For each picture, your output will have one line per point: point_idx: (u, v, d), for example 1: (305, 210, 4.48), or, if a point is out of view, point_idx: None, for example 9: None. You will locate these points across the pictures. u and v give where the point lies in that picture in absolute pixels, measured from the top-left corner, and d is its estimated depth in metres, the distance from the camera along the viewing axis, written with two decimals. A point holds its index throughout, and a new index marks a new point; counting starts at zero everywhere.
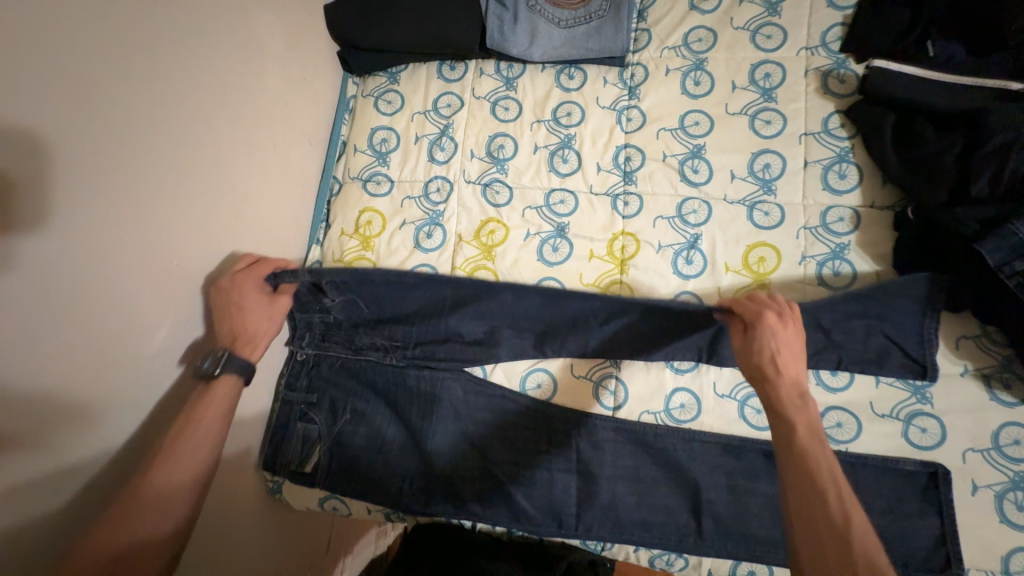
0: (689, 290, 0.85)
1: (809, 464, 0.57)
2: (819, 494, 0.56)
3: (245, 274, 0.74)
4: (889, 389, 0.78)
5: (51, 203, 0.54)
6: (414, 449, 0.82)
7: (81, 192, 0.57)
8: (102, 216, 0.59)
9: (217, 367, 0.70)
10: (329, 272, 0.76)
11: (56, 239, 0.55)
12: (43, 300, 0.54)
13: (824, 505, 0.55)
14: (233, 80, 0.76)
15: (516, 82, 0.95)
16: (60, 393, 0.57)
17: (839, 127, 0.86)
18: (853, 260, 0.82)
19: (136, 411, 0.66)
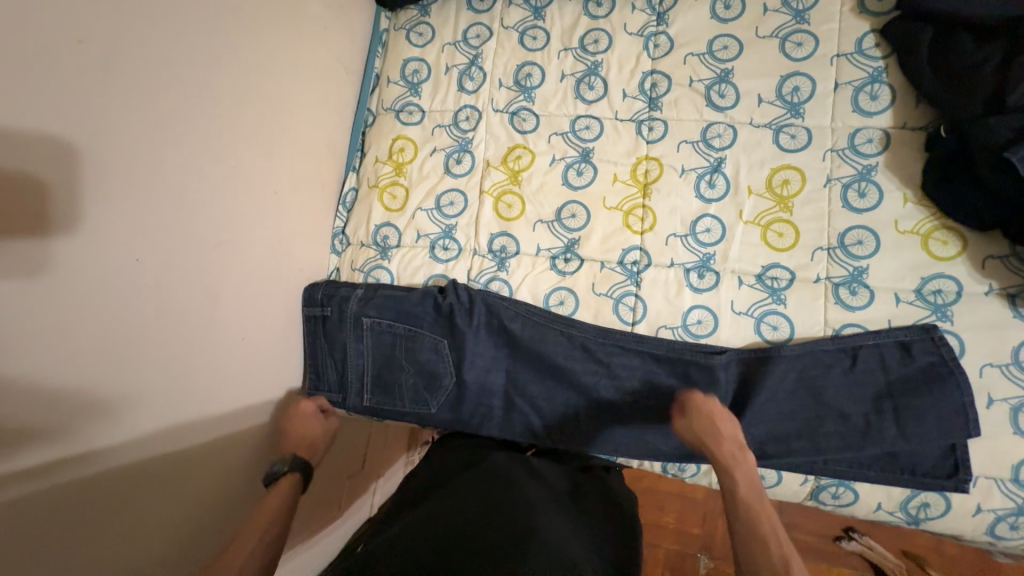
0: (711, 213, 0.87)
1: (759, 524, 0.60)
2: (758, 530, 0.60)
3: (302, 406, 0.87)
4: (911, 308, 0.79)
5: (128, 110, 0.61)
6: (449, 392, 0.87)
7: (151, 102, 0.63)
8: (163, 132, 0.65)
9: (285, 466, 0.75)
10: (375, 406, 0.90)
11: (134, 143, 0.62)
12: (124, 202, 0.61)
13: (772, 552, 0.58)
14: (273, 8, 0.81)
15: (544, 12, 0.96)
16: (118, 324, 0.61)
17: (873, 47, 0.84)
18: (879, 182, 0.82)
19: (195, 331, 0.71)
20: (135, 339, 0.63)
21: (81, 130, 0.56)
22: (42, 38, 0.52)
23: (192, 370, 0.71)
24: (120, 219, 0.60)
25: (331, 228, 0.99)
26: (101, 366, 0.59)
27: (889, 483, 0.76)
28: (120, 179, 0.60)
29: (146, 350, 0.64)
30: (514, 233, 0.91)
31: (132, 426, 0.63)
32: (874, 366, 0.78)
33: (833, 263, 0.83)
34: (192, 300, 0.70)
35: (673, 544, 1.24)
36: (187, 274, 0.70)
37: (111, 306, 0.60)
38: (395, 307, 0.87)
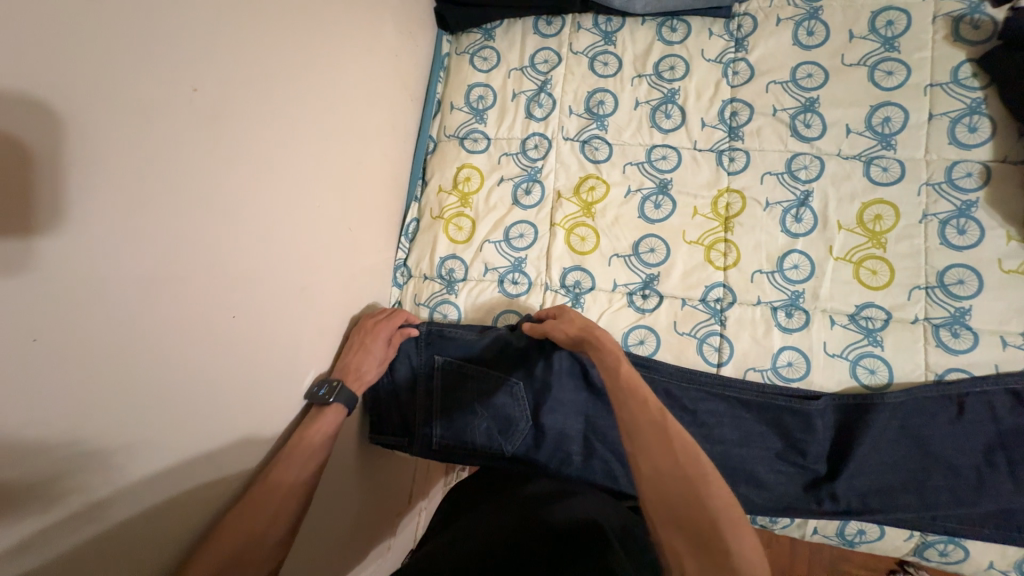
0: (799, 248, 0.83)
1: (638, 392, 0.64)
2: (638, 394, 0.63)
3: (383, 323, 0.83)
4: (1019, 352, 0.75)
5: (218, 156, 0.57)
6: (523, 433, 0.83)
7: (237, 146, 0.60)
8: (245, 173, 0.61)
9: (331, 395, 0.75)
10: (445, 446, 0.86)
11: (220, 190, 0.58)
12: (201, 253, 0.56)
13: (647, 411, 0.61)
14: (347, 39, 0.77)
15: (615, 36, 0.93)
16: (194, 383, 0.57)
17: (970, 77, 0.81)
18: (980, 218, 0.78)
19: (261, 381, 0.67)
20: (230, 394, 0.62)
21: (189, 184, 0.54)
22: (156, 90, 0.49)
23: (270, 417, 0.70)
24: (222, 273, 0.59)
25: (393, 259, 0.96)
26: (197, 424, 0.58)
27: (1003, 540, 0.72)
28: (222, 231, 0.59)
29: (236, 403, 0.64)
30: (588, 268, 0.87)
31: (216, 481, 0.62)
32: (984, 417, 0.74)
33: (932, 303, 0.78)
34: (276, 346, 0.69)
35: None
36: (256, 323, 0.65)
37: (190, 364, 0.56)
38: (471, 348, 0.85)
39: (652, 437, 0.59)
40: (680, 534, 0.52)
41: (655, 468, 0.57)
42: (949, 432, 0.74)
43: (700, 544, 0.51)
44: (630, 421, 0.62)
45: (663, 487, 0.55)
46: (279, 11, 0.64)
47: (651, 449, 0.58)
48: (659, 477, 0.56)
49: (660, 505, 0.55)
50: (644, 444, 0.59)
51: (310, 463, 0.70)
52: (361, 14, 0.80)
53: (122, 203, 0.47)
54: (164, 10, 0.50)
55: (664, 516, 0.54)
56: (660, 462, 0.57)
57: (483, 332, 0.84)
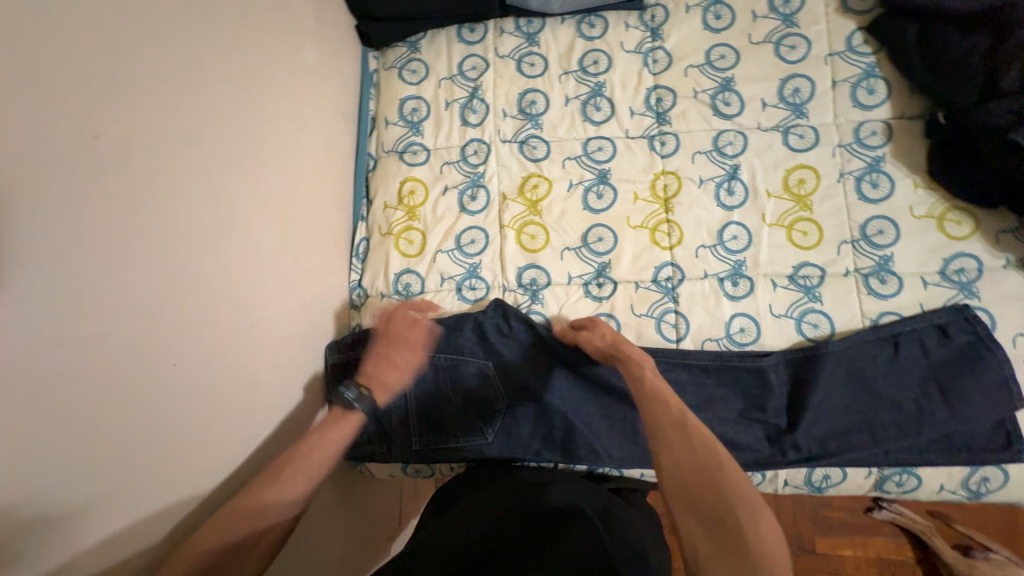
0: (734, 219, 0.87)
1: (661, 393, 0.65)
2: (661, 396, 0.64)
3: (405, 320, 0.81)
4: (938, 289, 0.82)
5: (135, 201, 0.54)
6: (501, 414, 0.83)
7: (155, 188, 0.57)
8: (167, 214, 0.58)
9: (355, 398, 0.72)
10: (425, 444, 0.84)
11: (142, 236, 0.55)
12: (128, 304, 0.53)
13: (668, 411, 0.62)
14: (265, 65, 0.75)
15: (538, 37, 0.95)
16: (135, 443, 0.54)
17: (862, 44, 0.88)
18: (889, 171, 0.85)
19: (215, 428, 0.64)
20: (188, 445, 0.60)
21: (113, 235, 0.52)
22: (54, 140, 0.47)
23: (235, 459, 0.67)
24: (163, 321, 0.57)
25: (347, 282, 0.94)
26: (155, 481, 0.56)
27: (950, 463, 0.78)
28: (156, 278, 0.57)
29: (196, 453, 0.62)
30: (542, 264, 0.88)
31: (175, 540, 0.59)
32: (917, 353, 0.80)
33: (859, 255, 0.84)
34: (233, 387, 0.67)
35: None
36: (202, 368, 0.62)
37: (129, 422, 0.53)
38: (441, 337, 0.85)
39: (673, 434, 0.60)
40: (695, 517, 0.55)
41: (674, 460, 0.58)
42: (890, 370, 0.80)
43: (715, 526, 0.54)
44: (650, 416, 0.63)
45: (680, 475, 0.57)
46: (186, 45, 0.62)
47: (673, 444, 0.59)
48: (676, 465, 0.58)
49: (675, 490, 0.57)
50: (666, 440, 0.60)
51: (294, 487, 0.64)
52: (279, 38, 0.78)
53: (25, 262, 0.44)
54: (52, 54, 0.47)
55: (680, 500, 0.56)
56: (677, 452, 0.59)
57: (456, 319, 0.85)
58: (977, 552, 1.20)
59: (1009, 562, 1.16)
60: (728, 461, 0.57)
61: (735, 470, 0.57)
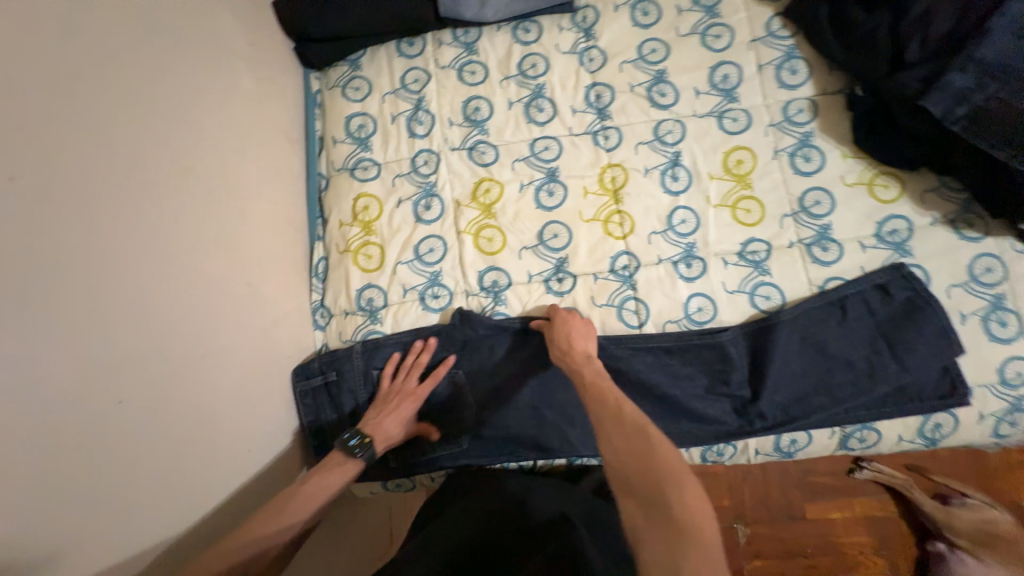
0: (681, 204, 0.90)
1: (599, 388, 0.66)
2: (599, 390, 0.66)
3: (414, 369, 0.85)
4: (875, 252, 0.86)
5: (59, 240, 0.53)
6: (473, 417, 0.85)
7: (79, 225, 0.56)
8: (96, 250, 0.57)
9: (359, 449, 0.76)
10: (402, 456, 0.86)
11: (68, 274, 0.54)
12: (55, 346, 0.52)
13: (604, 401, 0.64)
14: (199, 94, 0.75)
15: (476, 46, 0.97)
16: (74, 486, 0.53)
17: (780, 28, 0.93)
18: (819, 145, 0.90)
19: (170, 462, 0.63)
20: (139, 483, 0.60)
21: (39, 279, 0.51)
22: None
23: (194, 492, 0.67)
24: (103, 358, 0.57)
25: (309, 303, 0.93)
26: (103, 521, 0.55)
27: (904, 413, 0.82)
28: (94, 317, 0.56)
29: (150, 490, 0.61)
30: (502, 266, 0.90)
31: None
32: (863, 314, 0.84)
33: (801, 226, 0.89)
34: (189, 419, 0.67)
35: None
36: (149, 403, 0.61)
37: (66, 465, 0.52)
38: (404, 351, 0.87)
39: (608, 421, 0.61)
40: (632, 497, 0.55)
41: (610, 444, 0.59)
42: (839, 333, 0.83)
43: (650, 503, 0.53)
44: (594, 407, 0.64)
45: (617, 458, 0.57)
46: (109, 80, 0.62)
47: (608, 431, 0.60)
48: (616, 449, 0.58)
49: (614, 474, 0.57)
50: (603, 429, 0.61)
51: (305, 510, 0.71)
52: (212, 67, 0.78)
53: None
54: None
55: (619, 484, 0.56)
56: (616, 436, 0.59)
57: (416, 331, 0.87)
58: (955, 498, 1.27)
59: (984, 505, 1.22)
60: (661, 441, 0.57)
61: (670, 448, 0.56)
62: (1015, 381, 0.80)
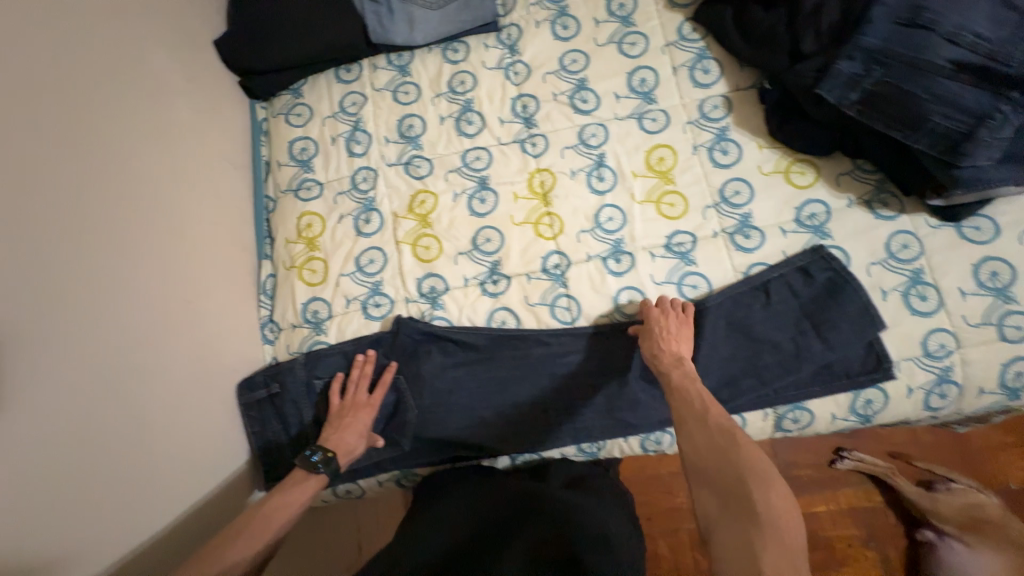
0: (607, 202, 0.94)
1: (682, 391, 0.69)
2: (683, 394, 0.68)
3: (360, 381, 0.86)
4: (796, 236, 0.89)
5: None
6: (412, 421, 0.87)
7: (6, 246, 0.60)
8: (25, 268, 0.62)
9: (320, 462, 0.78)
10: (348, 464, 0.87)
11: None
12: None
13: (688, 404, 0.67)
14: (135, 125, 0.81)
15: (409, 68, 1.04)
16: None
17: (691, 32, 0.98)
18: (735, 138, 0.94)
19: (99, 469, 0.67)
20: (64, 492, 0.63)
21: None
22: None
23: (124, 500, 0.70)
24: (30, 371, 0.60)
25: (258, 318, 0.97)
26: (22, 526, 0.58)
27: (832, 392, 0.83)
28: (21, 333, 0.60)
29: (76, 496, 0.64)
30: (439, 272, 0.94)
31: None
32: (786, 297, 0.86)
33: (723, 216, 0.92)
34: (121, 431, 0.70)
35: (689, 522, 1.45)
36: (76, 413, 0.65)
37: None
38: (344, 360, 0.89)
39: (690, 423, 0.64)
40: (710, 493, 0.57)
41: (693, 444, 0.62)
42: (763, 316, 0.86)
43: (730, 502, 0.55)
44: (679, 404, 0.68)
45: (698, 454, 0.61)
46: (41, 114, 0.67)
47: (692, 432, 0.63)
48: (697, 446, 0.61)
49: (695, 472, 0.60)
50: (688, 430, 0.64)
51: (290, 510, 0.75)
52: (148, 102, 0.84)
53: None
54: None
55: (699, 479, 0.59)
56: (698, 434, 0.62)
57: (355, 340, 0.89)
58: (939, 485, 1.33)
59: (969, 489, 1.28)
60: (746, 446, 0.58)
61: (754, 452, 0.57)
62: (938, 352, 0.81)
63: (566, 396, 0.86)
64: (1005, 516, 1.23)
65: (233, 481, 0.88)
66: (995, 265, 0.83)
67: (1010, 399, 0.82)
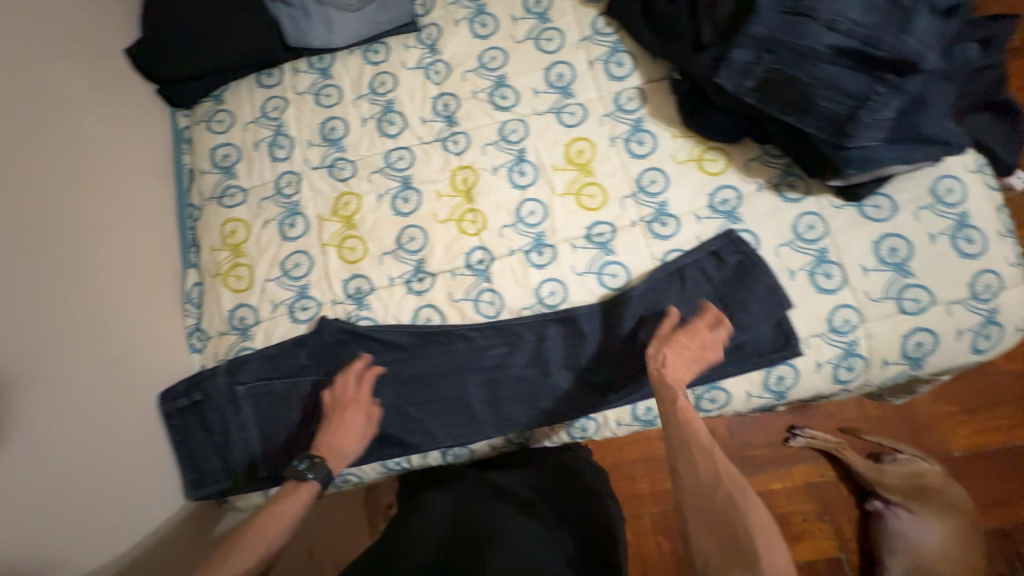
0: (529, 196, 0.96)
1: (689, 422, 0.68)
2: (687, 426, 0.68)
3: (359, 393, 0.84)
4: (709, 222, 0.92)
5: None
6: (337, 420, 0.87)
7: None
8: None
9: (309, 470, 0.77)
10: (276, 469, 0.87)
11: None
12: None
13: (692, 437, 0.67)
14: (35, 137, 0.80)
15: (330, 70, 1.04)
16: None
17: (605, 26, 1.00)
18: (650, 129, 0.96)
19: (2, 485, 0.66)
20: None
21: None
22: None
23: (35, 515, 0.69)
24: None
25: (184, 327, 0.97)
26: None
27: (745, 370, 0.86)
28: None
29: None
30: (364, 273, 0.94)
31: None
32: (700, 282, 0.89)
33: (640, 206, 0.94)
34: (26, 446, 0.70)
35: (654, 506, 1.44)
36: None
37: None
38: (266, 364, 0.88)
39: (699, 461, 0.64)
40: (711, 535, 0.59)
41: (699, 485, 0.63)
42: (678, 301, 0.88)
43: (732, 547, 0.57)
44: (678, 430, 0.68)
45: (703, 492, 0.62)
46: None
47: (698, 470, 0.63)
48: (701, 485, 0.63)
49: (696, 511, 0.62)
50: (694, 467, 0.64)
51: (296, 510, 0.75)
52: (50, 113, 0.83)
53: None
54: None
55: (700, 520, 0.61)
56: (705, 473, 0.63)
57: (278, 344, 0.89)
58: (887, 458, 1.35)
59: (911, 459, 1.30)
60: (748, 495, 0.60)
61: (753, 502, 0.60)
62: (843, 328, 0.85)
63: (491, 387, 0.88)
64: (947, 484, 1.26)
65: (159, 491, 0.88)
66: (894, 241, 0.86)
67: (914, 369, 0.86)
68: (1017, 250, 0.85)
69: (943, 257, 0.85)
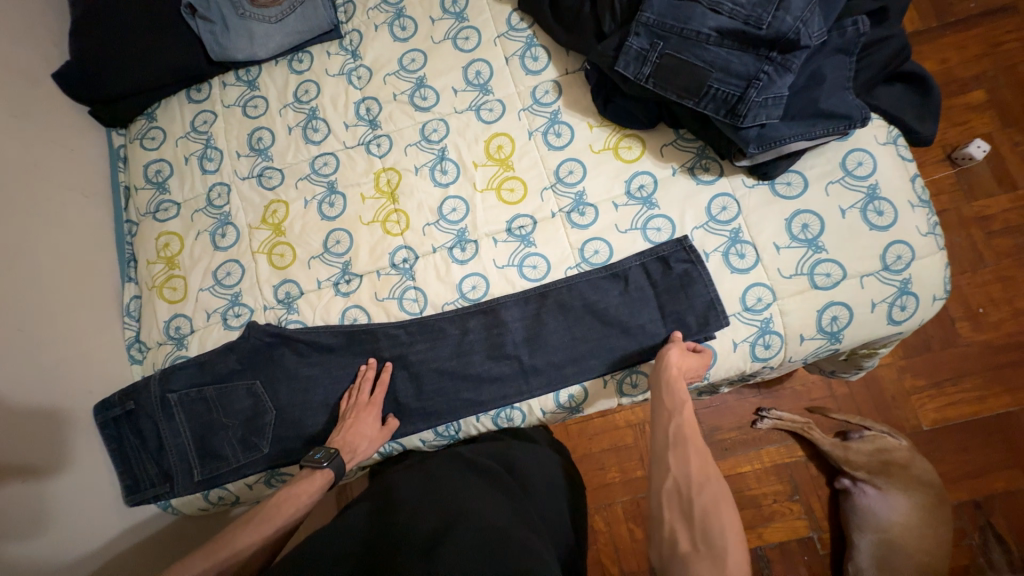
0: (450, 193, 0.97)
1: (687, 421, 0.68)
2: (682, 424, 0.68)
3: (372, 401, 0.88)
4: (626, 210, 0.92)
5: None
6: (264, 423, 0.90)
7: None
8: None
9: (325, 458, 0.79)
10: (214, 470, 0.91)
11: None
12: None
13: (686, 434, 0.67)
14: None
15: (257, 82, 1.06)
16: None
17: (519, 22, 1.01)
18: (567, 121, 0.97)
19: None
20: None
21: None
22: None
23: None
24: None
25: (123, 339, 1.00)
26: None
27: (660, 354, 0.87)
28: None
29: None
30: (294, 278, 0.96)
31: None
32: (646, 287, 0.89)
33: (559, 197, 0.94)
34: None
35: (626, 495, 1.36)
36: None
37: None
38: (197, 370, 0.91)
39: (692, 458, 0.64)
40: (683, 525, 0.60)
41: (686, 482, 0.63)
42: (619, 303, 0.89)
43: (701, 540, 0.58)
44: (671, 424, 0.68)
45: (685, 485, 0.63)
46: None
47: (687, 467, 0.64)
48: (684, 478, 0.63)
49: (677, 502, 0.62)
50: (687, 461, 0.64)
51: (304, 499, 0.77)
52: None
53: None
54: None
55: (679, 512, 0.61)
56: (692, 470, 0.64)
57: (211, 351, 0.92)
58: (854, 434, 1.27)
59: (879, 435, 1.23)
60: (726, 499, 0.62)
61: (729, 506, 0.61)
62: (756, 306, 0.86)
63: (417, 381, 0.90)
64: (913, 457, 1.20)
65: (105, 495, 0.91)
66: (805, 217, 0.86)
67: (833, 343, 0.86)
68: (929, 219, 0.85)
69: (855, 230, 0.85)
